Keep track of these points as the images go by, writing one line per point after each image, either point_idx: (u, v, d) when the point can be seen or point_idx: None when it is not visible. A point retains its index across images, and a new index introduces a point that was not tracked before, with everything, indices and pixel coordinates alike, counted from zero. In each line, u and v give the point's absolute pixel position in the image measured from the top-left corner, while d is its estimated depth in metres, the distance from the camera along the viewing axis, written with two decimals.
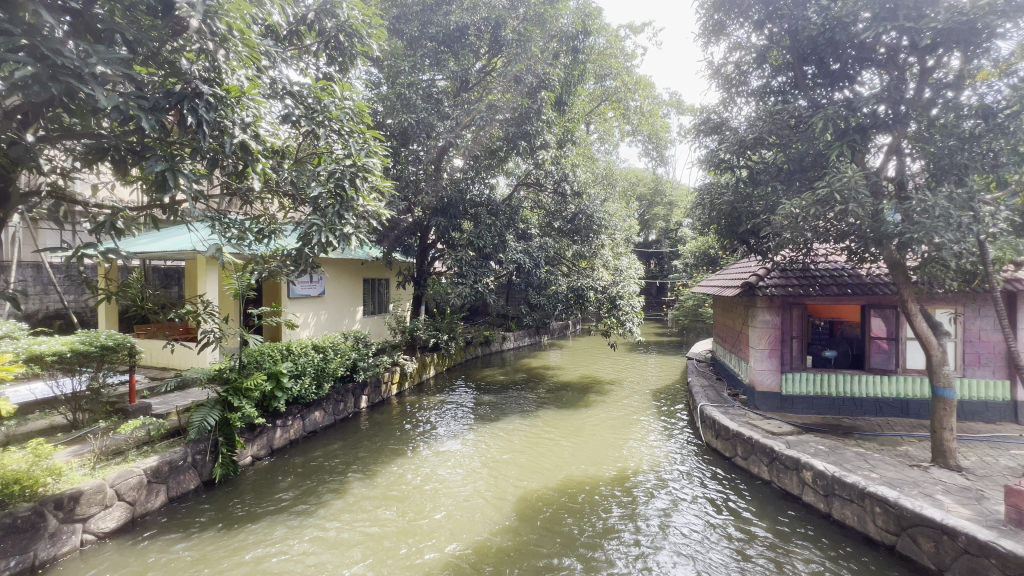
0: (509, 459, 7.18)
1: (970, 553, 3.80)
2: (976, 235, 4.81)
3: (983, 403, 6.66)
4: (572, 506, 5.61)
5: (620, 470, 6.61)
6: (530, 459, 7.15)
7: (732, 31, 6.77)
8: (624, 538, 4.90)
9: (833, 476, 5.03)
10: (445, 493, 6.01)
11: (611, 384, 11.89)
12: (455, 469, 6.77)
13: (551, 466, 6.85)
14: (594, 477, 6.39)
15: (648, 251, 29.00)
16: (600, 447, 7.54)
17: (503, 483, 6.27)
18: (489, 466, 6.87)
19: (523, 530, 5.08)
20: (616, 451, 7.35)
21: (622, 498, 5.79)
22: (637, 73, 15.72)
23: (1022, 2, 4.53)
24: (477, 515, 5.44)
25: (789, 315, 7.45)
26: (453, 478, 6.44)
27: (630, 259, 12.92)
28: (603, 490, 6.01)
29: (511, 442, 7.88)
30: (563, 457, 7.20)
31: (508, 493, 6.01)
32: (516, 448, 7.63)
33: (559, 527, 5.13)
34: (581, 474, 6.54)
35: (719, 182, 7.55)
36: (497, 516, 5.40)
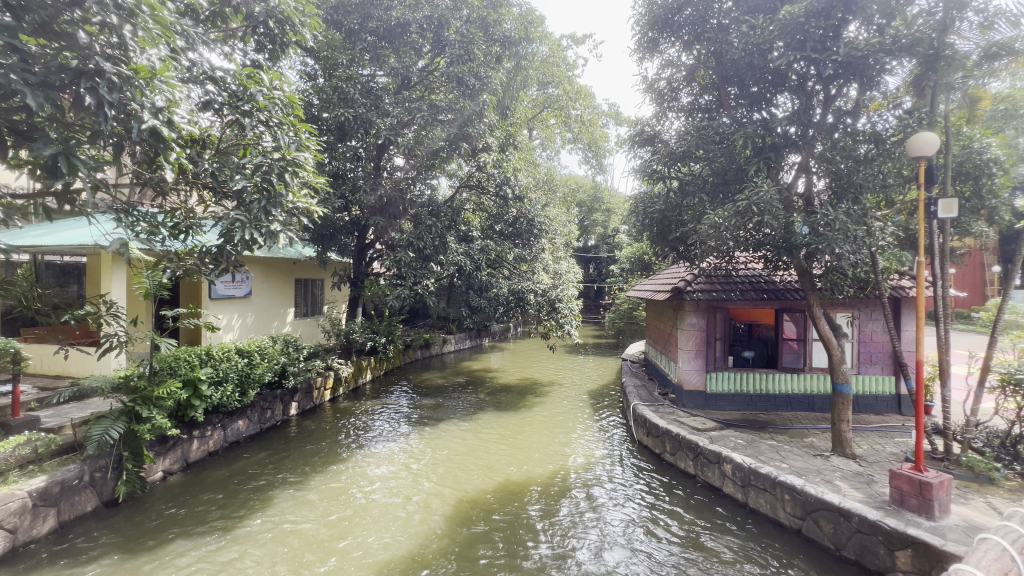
0: (445, 462, 7.09)
1: (862, 533, 4.24)
2: (868, 247, 5.41)
3: (874, 397, 7.46)
4: (507, 506, 5.66)
5: (556, 471, 6.72)
6: (466, 461, 7.10)
7: (664, 49, 7.17)
8: (559, 535, 5.01)
9: (749, 468, 5.42)
10: (377, 501, 5.81)
11: (550, 386, 12.08)
12: (390, 475, 6.58)
13: (487, 469, 6.83)
14: (531, 478, 6.46)
15: (588, 256, 29.82)
16: (537, 448, 7.65)
17: (439, 488, 6.18)
18: (424, 471, 6.73)
19: (458, 532, 5.08)
20: (552, 452, 7.48)
21: (558, 497, 5.90)
22: (578, 84, 16.14)
23: (905, 43, 5.15)
24: (409, 521, 5.31)
25: (713, 318, 7.95)
26: (386, 485, 6.25)
27: (569, 263, 13.23)
28: (539, 490, 6.09)
29: (448, 446, 7.79)
30: (500, 459, 7.21)
31: (443, 497, 5.93)
32: (453, 451, 7.55)
33: (493, 529, 5.13)
34: (518, 475, 6.61)
35: (652, 191, 7.93)
36: (430, 521, 5.30)
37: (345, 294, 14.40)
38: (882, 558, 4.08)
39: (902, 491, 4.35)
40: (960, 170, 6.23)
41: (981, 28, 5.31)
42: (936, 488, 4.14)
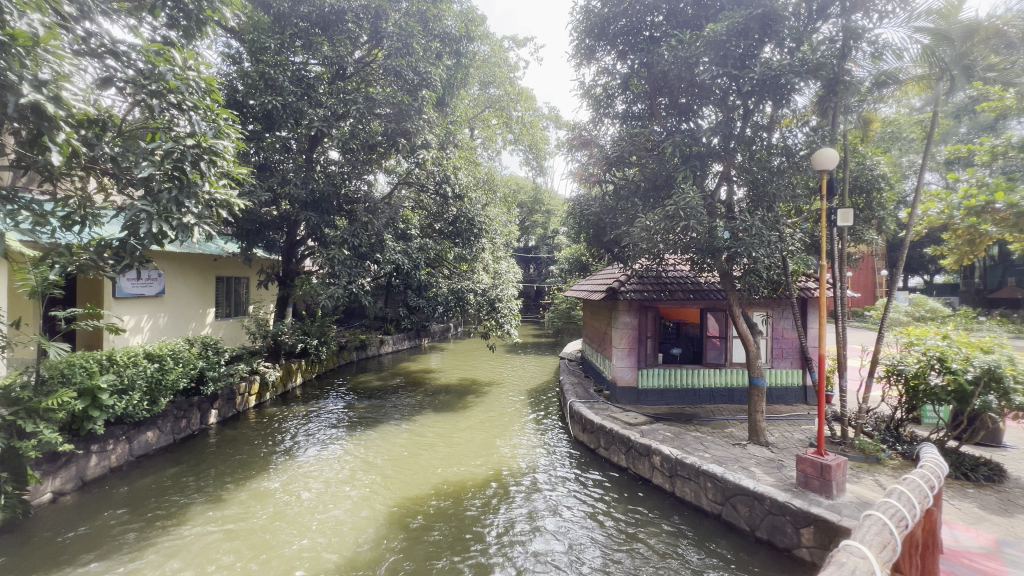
0: (380, 466, 6.87)
1: (773, 514, 4.61)
2: (780, 252, 5.91)
3: (784, 388, 8.16)
4: (446, 507, 5.61)
5: (494, 470, 6.72)
6: (403, 464, 6.94)
7: (600, 57, 7.40)
8: (496, 534, 5.02)
9: (676, 459, 5.71)
10: (307, 510, 5.51)
11: (489, 385, 12.07)
12: (320, 483, 6.26)
13: (424, 471, 6.69)
14: (469, 479, 6.43)
15: (528, 256, 30.30)
16: (476, 448, 7.63)
17: (373, 493, 5.96)
18: (358, 476, 6.48)
19: (395, 534, 4.99)
20: (490, 452, 7.47)
21: (496, 496, 5.91)
22: (519, 86, 16.31)
23: (811, 67, 5.65)
24: (344, 528, 5.12)
25: (645, 317, 8.33)
26: (317, 493, 5.94)
27: (509, 263, 13.34)
28: (477, 490, 6.07)
29: (385, 449, 7.57)
30: (438, 460, 7.10)
31: (380, 500, 5.78)
32: (389, 455, 7.33)
33: (431, 530, 5.07)
34: (456, 476, 6.54)
35: (589, 194, 8.15)
36: (366, 527, 5.13)
37: (273, 294, 13.57)
38: (790, 536, 4.46)
39: (806, 474, 4.78)
40: (856, 184, 6.97)
41: (873, 59, 5.99)
42: (835, 470, 4.59)
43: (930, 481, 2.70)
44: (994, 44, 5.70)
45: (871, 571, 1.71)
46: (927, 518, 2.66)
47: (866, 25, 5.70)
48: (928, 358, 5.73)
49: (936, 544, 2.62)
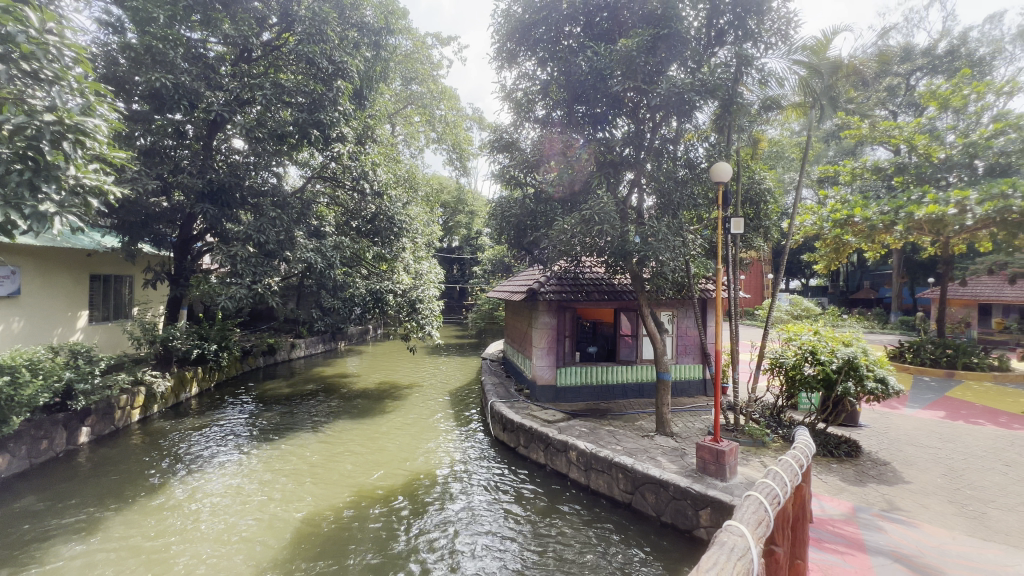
0: (290, 478, 6.45)
1: (676, 499, 4.96)
2: (682, 255, 6.42)
3: (687, 381, 8.85)
4: (363, 516, 5.41)
5: (414, 475, 6.58)
6: (316, 474, 6.57)
7: (522, 61, 7.53)
8: (414, 539, 4.93)
9: (590, 453, 5.94)
10: (202, 532, 5.03)
11: (409, 389, 11.77)
12: (220, 500, 5.75)
13: (338, 481, 6.35)
14: (387, 485, 6.24)
15: (451, 257, 30.04)
16: (395, 454, 7.40)
17: (281, 508, 5.56)
18: (263, 491, 6.01)
19: (306, 547, 4.75)
20: (409, 456, 7.29)
21: (414, 501, 5.79)
22: (443, 84, 16.07)
23: (708, 88, 6.19)
24: (249, 546, 4.77)
25: (563, 318, 8.61)
26: (213, 512, 5.42)
27: (430, 263, 13.10)
28: (396, 497, 5.91)
29: (296, 459, 7.11)
30: (355, 468, 6.80)
31: (290, 513, 5.45)
32: (299, 466, 6.88)
33: (346, 541, 4.88)
34: (373, 483, 6.31)
35: (510, 196, 8.21)
36: (273, 543, 4.82)
37: (163, 295, 12.16)
38: (690, 518, 4.83)
39: (704, 460, 5.21)
40: (746, 196, 7.75)
41: (760, 84, 6.73)
42: (728, 454, 5.06)
43: (799, 460, 3.03)
44: (852, 80, 6.64)
45: (747, 546, 1.84)
46: (797, 493, 2.98)
47: (754, 54, 6.35)
48: (802, 351, 6.53)
49: (804, 515, 2.95)
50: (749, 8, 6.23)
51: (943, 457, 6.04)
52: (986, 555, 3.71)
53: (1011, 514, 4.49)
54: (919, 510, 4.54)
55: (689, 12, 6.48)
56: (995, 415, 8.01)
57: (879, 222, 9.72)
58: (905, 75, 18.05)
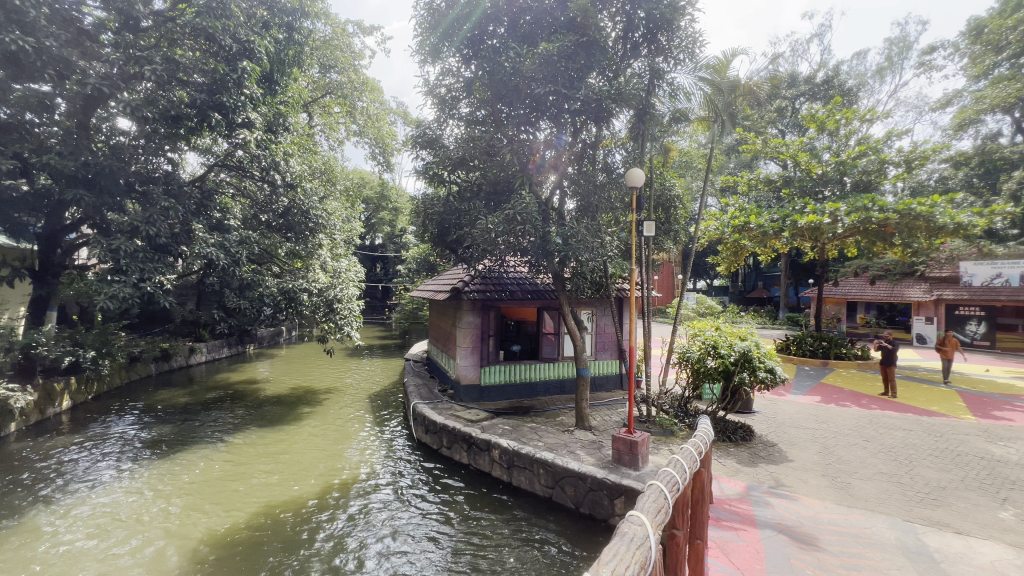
0: (190, 491, 5.92)
1: (593, 490, 5.14)
2: (600, 256, 6.72)
3: (605, 376, 9.26)
4: (272, 525, 5.10)
5: (332, 481, 6.28)
6: (221, 486, 6.08)
7: (446, 57, 7.40)
8: (329, 545, 4.74)
9: (513, 450, 5.99)
10: (78, 555, 4.47)
11: (327, 393, 11.15)
12: (102, 520, 5.13)
13: (245, 494, 5.85)
14: (301, 493, 5.91)
15: (373, 255, 28.95)
16: (311, 462, 6.96)
17: (177, 523, 5.10)
18: (158, 507, 5.47)
19: (206, 561, 4.41)
20: (327, 463, 6.94)
21: (330, 507, 5.55)
22: (364, 74, 15.35)
23: (621, 97, 6.53)
24: (137, 565, 4.34)
25: (488, 316, 8.63)
26: (93, 534, 4.84)
27: (349, 261, 12.48)
28: (309, 504, 5.62)
29: (197, 471, 6.52)
30: (266, 480, 6.30)
31: (189, 528, 5.02)
32: (198, 480, 6.24)
33: (253, 552, 4.58)
34: (285, 494, 5.88)
35: (434, 194, 8.07)
36: (166, 560, 4.42)
37: (23, 294, 10.41)
38: (607, 507, 5.02)
39: (620, 451, 5.46)
40: (659, 202, 8.25)
41: (670, 97, 7.19)
42: (640, 444, 5.36)
43: (699, 446, 3.25)
44: (746, 99, 7.40)
45: (646, 535, 1.91)
46: (696, 477, 3.21)
47: (665, 68, 6.79)
48: (705, 346, 7.09)
49: (703, 497, 3.17)
50: (660, 25, 6.60)
51: (819, 437, 6.87)
52: (849, 520, 4.28)
53: (870, 483, 5.20)
54: (799, 485, 5.11)
55: (608, 24, 6.79)
56: (859, 398, 9.26)
57: (769, 229, 10.87)
58: (791, 99, 20.29)
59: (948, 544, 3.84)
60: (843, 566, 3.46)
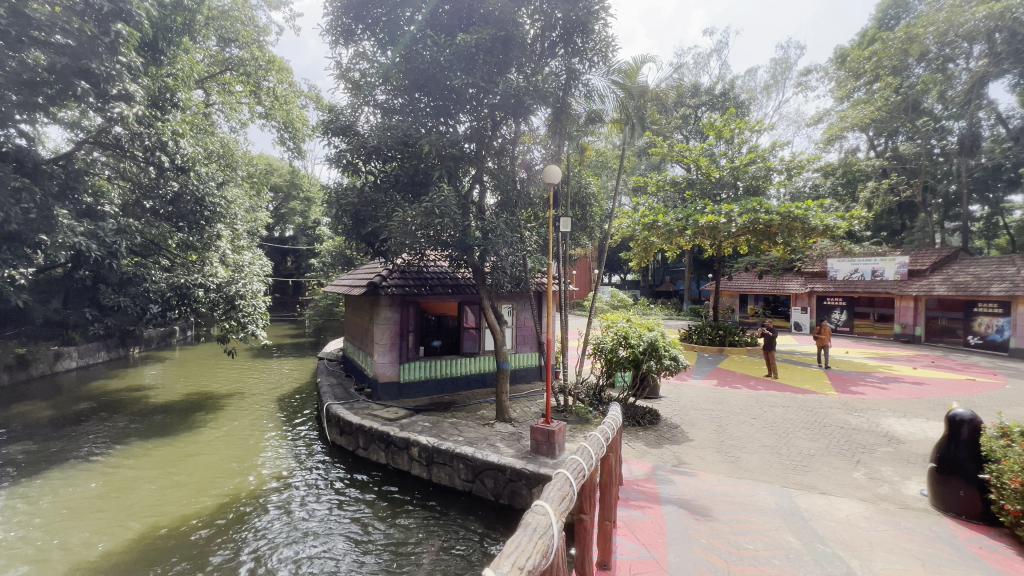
0: (63, 514, 5.22)
1: (512, 481, 5.21)
2: (519, 250, 6.82)
3: (524, 369, 9.44)
4: (162, 545, 4.65)
5: (235, 491, 5.84)
6: (101, 506, 5.43)
7: (359, 39, 7.14)
8: (230, 560, 4.42)
9: (432, 447, 5.89)
10: None
11: (228, 397, 10.23)
12: None
13: (132, 512, 5.29)
14: (198, 507, 5.44)
15: (282, 247, 27.02)
16: (209, 473, 6.36)
17: (44, 552, 4.49)
18: (20, 536, 4.77)
19: None
20: (230, 471, 6.43)
21: (232, 520, 5.16)
22: (270, 51, 14.11)
23: (539, 95, 6.59)
24: None
25: (407, 312, 8.40)
26: None
27: (254, 254, 11.29)
28: (208, 518, 5.19)
29: (71, 491, 5.76)
30: (153, 496, 5.68)
31: (59, 556, 4.44)
32: (73, 501, 5.53)
33: None
34: (179, 509, 5.39)
35: (349, 183, 7.65)
36: None
37: None
38: (525, 496, 5.12)
39: (537, 441, 5.60)
40: (576, 199, 8.53)
41: (586, 98, 7.32)
42: (557, 433, 5.52)
43: (607, 432, 3.39)
44: (654, 104, 7.88)
45: (549, 524, 1.94)
46: (604, 462, 3.38)
47: (580, 69, 6.97)
48: (618, 336, 7.48)
49: (611, 480, 3.33)
50: (576, 27, 6.80)
51: (715, 417, 7.56)
52: (738, 490, 4.76)
53: (755, 455, 5.84)
54: (697, 462, 5.60)
55: (527, 21, 6.84)
56: (748, 380, 10.35)
57: (675, 227, 11.76)
58: (694, 108, 21.95)
59: (814, 504, 4.42)
60: (731, 532, 3.84)
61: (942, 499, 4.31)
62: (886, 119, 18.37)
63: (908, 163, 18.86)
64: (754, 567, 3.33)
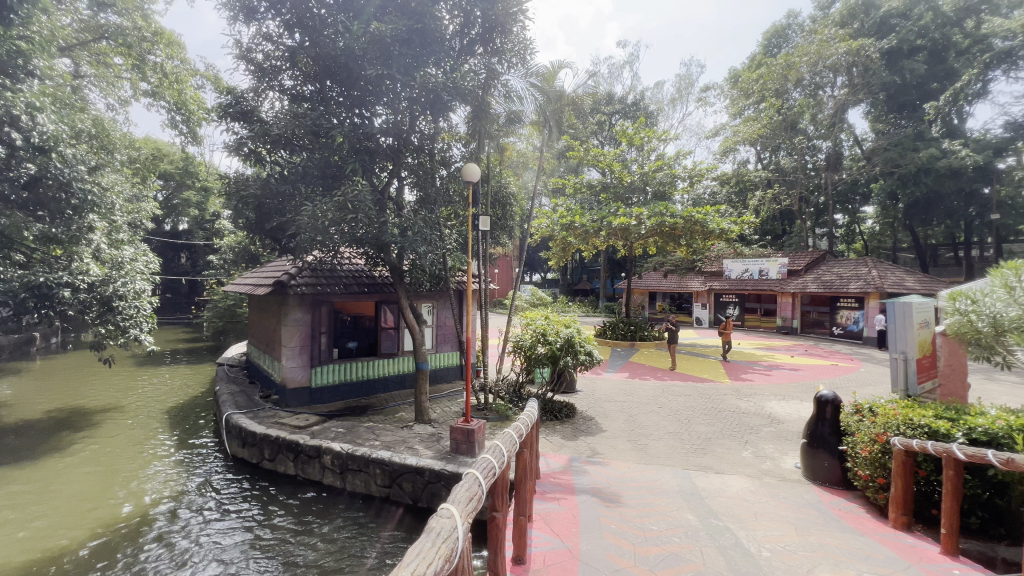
0: None
1: (431, 483, 5.11)
2: (439, 247, 6.73)
3: (444, 368, 9.33)
4: None
5: (114, 517, 5.17)
6: None
7: (262, 18, 6.52)
8: None
9: (346, 453, 5.61)
10: None
11: (104, 413, 8.98)
12: None
13: None
14: (65, 539, 4.73)
15: (174, 242, 24.34)
16: (84, 498, 5.57)
17: None
18: None
19: None
20: (108, 495, 5.69)
21: (110, 550, 4.56)
22: (157, 22, 12.53)
23: (459, 91, 6.51)
24: None
25: (319, 312, 7.91)
26: None
27: (136, 250, 9.98)
28: (78, 551, 4.54)
29: None
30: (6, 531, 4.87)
31: None
32: None
33: None
34: (40, 544, 4.66)
35: (250, 173, 7.04)
36: None
37: None
38: (444, 497, 5.05)
39: (457, 440, 5.55)
40: (496, 198, 8.57)
41: (506, 99, 7.34)
42: (476, 432, 5.52)
43: (521, 429, 3.44)
44: (571, 109, 8.16)
45: (454, 527, 1.93)
46: (519, 458, 3.43)
47: (500, 70, 7.00)
48: (536, 334, 7.60)
49: (524, 476, 3.39)
50: (494, 26, 6.83)
51: (625, 407, 8.04)
52: (645, 475, 5.08)
53: (660, 441, 6.28)
54: (610, 451, 5.91)
55: (445, 15, 6.74)
56: (655, 372, 11.13)
57: (591, 228, 12.34)
58: (608, 115, 23.13)
59: (710, 483, 4.85)
60: (638, 516, 4.10)
61: (813, 471, 4.93)
62: (770, 137, 20.67)
63: (787, 176, 21.37)
64: (658, 547, 3.57)
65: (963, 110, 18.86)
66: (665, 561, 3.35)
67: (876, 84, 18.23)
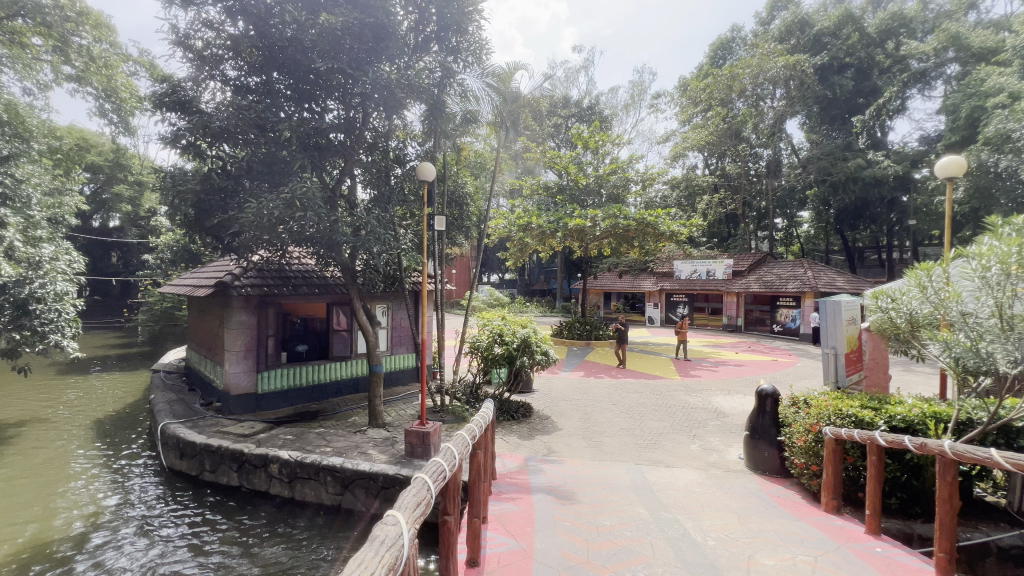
0: None
1: (385, 488, 4.99)
2: (393, 247, 6.57)
3: (399, 371, 9.13)
4: None
5: (28, 543, 4.72)
6: None
7: (201, 3, 6.15)
8: None
9: (294, 461, 5.38)
10: None
11: (19, 427, 8.18)
12: None
13: None
14: None
15: (103, 240, 22.51)
16: None
17: None
18: None
19: None
20: (23, 517, 5.19)
21: None
22: (81, 1, 11.54)
23: (413, 88, 6.39)
24: None
25: (266, 315, 7.56)
26: None
27: (57, 248, 9.12)
28: None
29: None
30: None
31: None
32: None
33: None
34: None
35: (189, 167, 6.61)
36: None
37: None
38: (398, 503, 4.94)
39: (412, 444, 5.45)
40: (452, 198, 8.44)
41: (461, 98, 7.25)
42: (432, 435, 5.45)
43: (474, 430, 3.41)
44: (528, 111, 8.20)
45: (399, 534, 1.88)
46: (472, 459, 3.40)
47: (456, 69, 6.94)
48: (493, 334, 7.58)
49: (477, 478, 3.36)
50: (450, 25, 6.75)
51: (581, 406, 8.17)
52: (600, 472, 5.18)
53: (614, 438, 6.42)
54: (565, 450, 5.98)
55: (399, 10, 6.61)
56: (610, 370, 11.39)
57: (547, 229, 12.47)
58: (565, 119, 23.49)
59: (660, 477, 5.01)
60: (592, 512, 4.17)
61: (756, 462, 5.19)
62: (716, 144, 21.68)
63: (732, 181, 22.49)
64: (610, 542, 3.64)
65: (885, 124, 20.54)
66: (617, 556, 3.42)
67: (810, 97, 19.52)
